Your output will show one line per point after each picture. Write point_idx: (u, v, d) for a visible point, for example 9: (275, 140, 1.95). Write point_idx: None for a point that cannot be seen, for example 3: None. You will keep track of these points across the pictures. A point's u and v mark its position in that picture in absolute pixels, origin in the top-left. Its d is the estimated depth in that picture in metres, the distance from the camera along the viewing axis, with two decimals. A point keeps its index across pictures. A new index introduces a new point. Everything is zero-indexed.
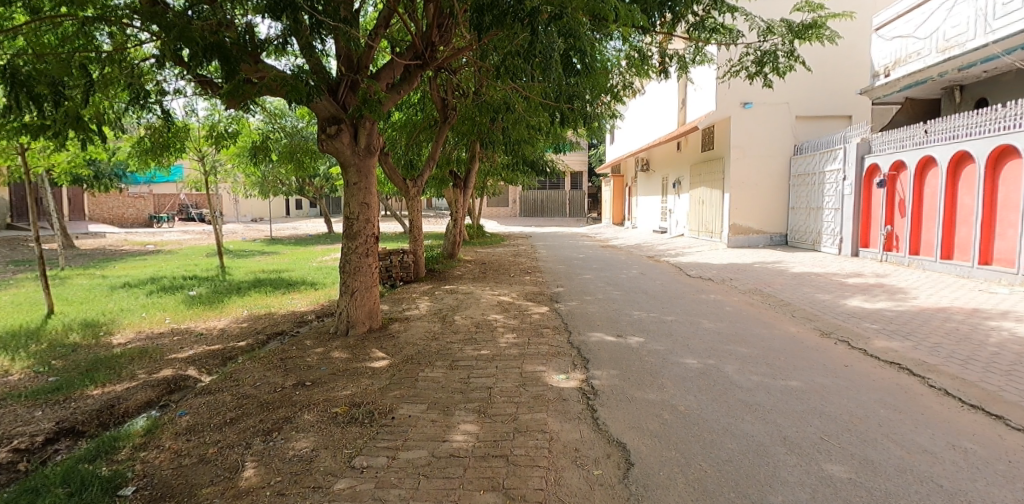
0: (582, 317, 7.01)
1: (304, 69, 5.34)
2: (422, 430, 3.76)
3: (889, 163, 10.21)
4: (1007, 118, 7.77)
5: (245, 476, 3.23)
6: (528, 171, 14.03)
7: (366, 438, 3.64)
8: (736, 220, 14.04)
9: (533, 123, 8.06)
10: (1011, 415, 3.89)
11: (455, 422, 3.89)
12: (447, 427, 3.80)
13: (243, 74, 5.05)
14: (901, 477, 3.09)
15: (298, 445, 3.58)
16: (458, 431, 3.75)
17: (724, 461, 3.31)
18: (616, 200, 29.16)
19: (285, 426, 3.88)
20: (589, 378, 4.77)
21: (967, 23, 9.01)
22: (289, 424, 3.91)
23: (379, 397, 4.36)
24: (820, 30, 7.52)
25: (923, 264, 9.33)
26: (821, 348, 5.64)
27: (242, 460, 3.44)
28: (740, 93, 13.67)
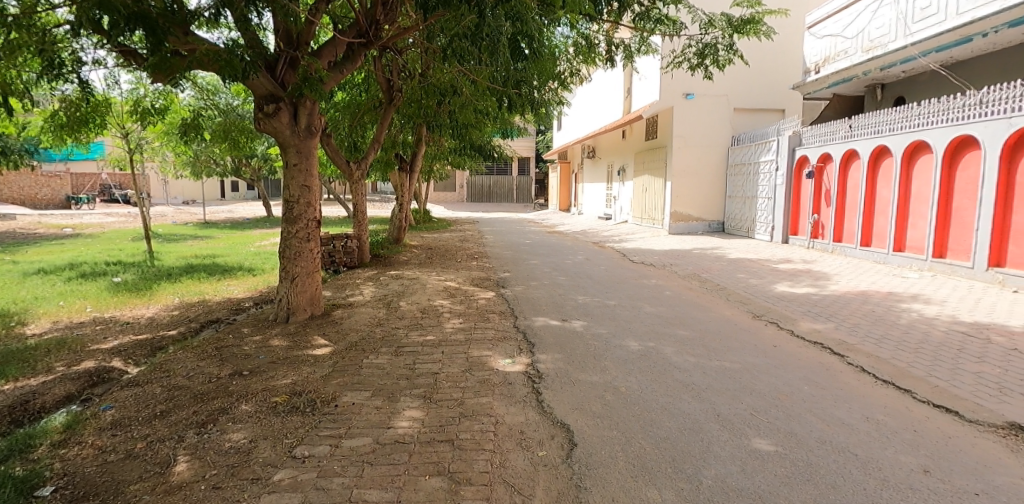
0: (527, 302, 7.06)
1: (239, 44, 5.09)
2: (366, 417, 3.71)
3: (818, 155, 10.75)
4: (921, 116, 8.31)
5: (178, 471, 3.10)
6: (475, 156, 13.90)
7: (308, 427, 3.55)
8: (676, 207, 14.48)
9: (480, 107, 8.15)
10: (917, 388, 4.22)
11: (399, 408, 3.85)
12: (392, 413, 3.77)
13: (169, 46, 4.77)
14: (821, 448, 3.31)
15: (234, 436, 3.45)
16: (402, 417, 3.72)
17: (662, 438, 3.43)
18: (564, 187, 29.42)
19: (221, 418, 3.74)
20: (534, 361, 4.82)
21: (889, 25, 9.54)
22: (226, 415, 3.77)
23: (321, 385, 4.26)
24: (758, 25, 7.76)
25: (845, 251, 9.92)
26: (753, 330, 5.93)
27: (173, 454, 3.29)
28: (682, 84, 14.01)
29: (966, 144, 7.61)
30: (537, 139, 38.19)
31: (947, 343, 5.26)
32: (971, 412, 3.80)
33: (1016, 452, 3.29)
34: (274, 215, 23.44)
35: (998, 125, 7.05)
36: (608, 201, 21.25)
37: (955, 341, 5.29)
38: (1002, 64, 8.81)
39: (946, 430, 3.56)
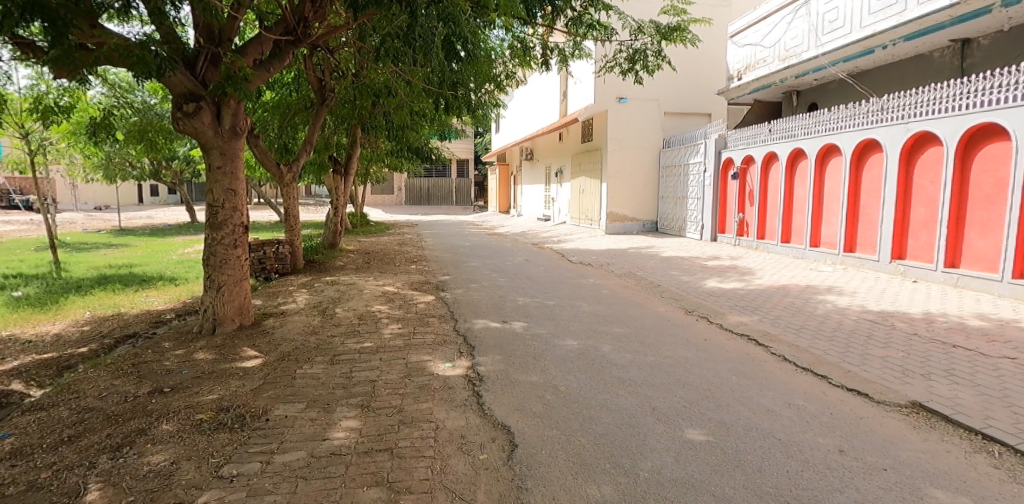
0: (467, 304, 7.04)
1: (154, 39, 4.74)
2: (300, 430, 3.56)
3: (741, 157, 11.40)
4: (831, 121, 9.02)
5: (89, 500, 2.85)
6: (412, 158, 13.68)
7: (236, 444, 3.37)
8: (612, 207, 14.92)
9: (416, 108, 8.01)
10: (832, 374, 4.58)
11: (335, 419, 3.72)
12: (328, 425, 3.64)
13: (72, 39, 4.38)
14: (749, 435, 3.49)
15: (154, 459, 3.22)
16: (338, 428, 3.60)
17: (601, 435, 3.52)
18: (502, 189, 29.48)
19: (138, 439, 3.48)
20: (475, 364, 4.82)
21: (802, 35, 10.26)
22: (143, 436, 3.51)
23: (250, 399, 4.05)
24: (684, 33, 8.08)
25: (767, 247, 10.65)
26: (684, 325, 6.20)
27: (83, 482, 3.03)
28: (615, 88, 14.45)
29: (872, 147, 8.34)
30: (475, 140, 38.01)
31: (856, 331, 5.73)
32: (879, 393, 4.15)
33: (916, 427, 3.61)
34: (198, 220, 22.06)
35: (897, 129, 7.77)
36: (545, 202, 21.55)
37: (863, 329, 5.77)
38: (899, 74, 9.76)
39: (859, 411, 3.86)
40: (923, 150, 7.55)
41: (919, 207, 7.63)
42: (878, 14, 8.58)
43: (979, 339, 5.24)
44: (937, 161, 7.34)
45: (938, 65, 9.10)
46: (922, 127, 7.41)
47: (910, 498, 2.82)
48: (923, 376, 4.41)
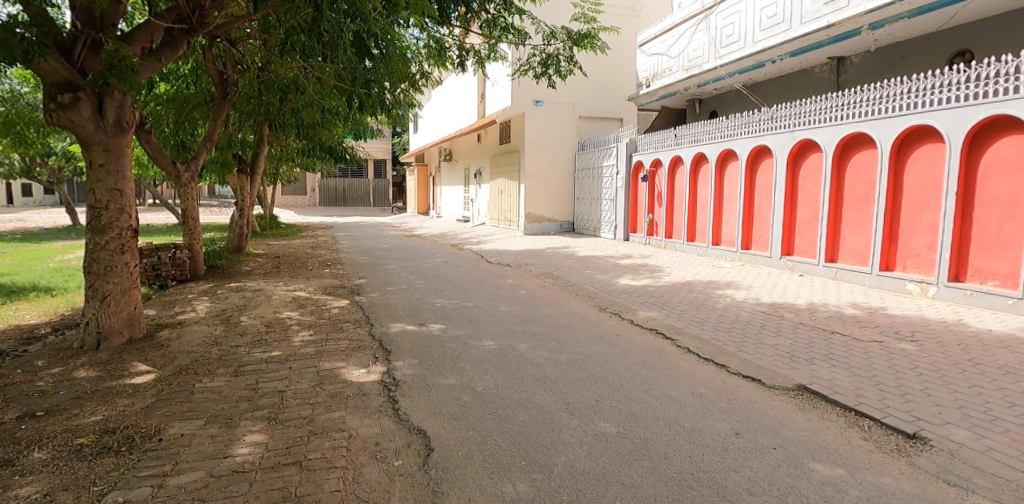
0: (384, 308, 6.85)
1: (20, 21, 4.20)
2: (198, 449, 3.24)
3: (650, 161, 11.98)
4: (729, 128, 9.70)
5: None
6: (325, 158, 13.14)
7: (123, 469, 3.02)
8: (531, 209, 15.20)
9: (327, 106, 7.65)
10: (730, 363, 4.90)
11: (238, 434, 3.41)
12: (229, 441, 3.32)
13: None
14: (656, 424, 3.60)
15: (23, 492, 2.84)
16: (242, 444, 3.29)
17: (517, 432, 3.43)
18: (421, 190, 29.01)
19: (3, 472, 3.07)
20: (390, 369, 4.55)
21: (703, 47, 10.97)
22: (9, 467, 3.10)
23: (141, 418, 3.67)
24: (594, 40, 8.35)
25: (675, 246, 11.26)
26: (598, 322, 6.41)
27: None
28: (530, 91, 14.71)
29: (764, 153, 9.06)
30: (395, 141, 37.09)
31: (751, 322, 6.20)
32: (770, 379, 4.49)
33: (801, 408, 3.94)
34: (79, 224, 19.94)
35: (785, 137, 8.50)
36: (465, 203, 21.50)
37: (758, 320, 6.25)
38: (786, 86, 10.70)
39: (752, 397, 4.14)
40: (806, 156, 8.31)
41: (804, 208, 8.37)
42: (767, 31, 9.34)
43: (852, 325, 5.87)
44: (818, 166, 8.09)
45: (819, 80, 10.06)
46: (805, 135, 8.16)
47: (794, 473, 3.04)
48: (807, 362, 4.85)
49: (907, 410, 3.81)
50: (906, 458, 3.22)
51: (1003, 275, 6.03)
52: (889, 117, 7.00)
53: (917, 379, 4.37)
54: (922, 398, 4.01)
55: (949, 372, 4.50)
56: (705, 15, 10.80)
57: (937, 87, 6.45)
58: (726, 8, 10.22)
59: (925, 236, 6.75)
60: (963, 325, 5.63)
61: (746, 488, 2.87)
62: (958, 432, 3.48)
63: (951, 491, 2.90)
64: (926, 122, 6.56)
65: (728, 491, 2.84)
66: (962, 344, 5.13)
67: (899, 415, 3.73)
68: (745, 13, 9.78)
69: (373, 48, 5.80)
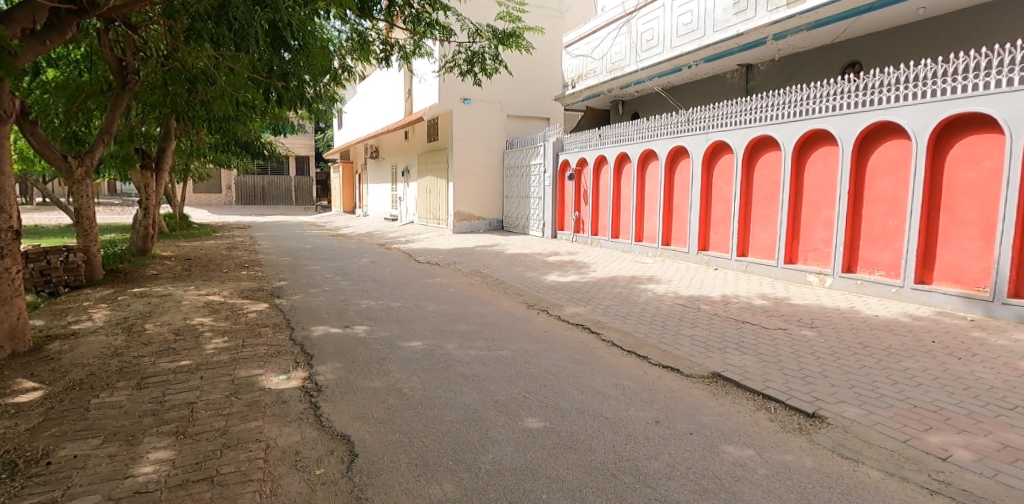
0: (306, 311, 6.59)
1: None
2: (94, 471, 2.98)
3: (576, 160, 12.22)
4: (650, 129, 10.05)
5: None
6: (240, 154, 12.47)
7: (3, 499, 2.73)
8: (460, 207, 15.12)
9: (242, 99, 7.26)
10: (651, 354, 5.09)
11: (141, 452, 3.17)
12: (131, 460, 3.09)
13: None
14: (581, 417, 3.67)
15: None
16: (145, 461, 3.07)
17: (444, 433, 3.40)
18: (347, 188, 28.16)
19: None
20: (313, 374, 4.39)
21: (625, 51, 11.31)
22: None
23: (26, 440, 3.33)
24: (519, 40, 8.40)
25: (601, 242, 11.56)
26: (526, 319, 6.48)
27: None
28: (458, 89, 14.63)
29: (681, 153, 9.48)
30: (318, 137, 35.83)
31: (670, 314, 6.47)
32: (687, 368, 4.71)
33: (715, 395, 4.15)
34: None
35: (701, 138, 8.92)
36: (392, 201, 21.08)
37: (677, 313, 6.53)
38: (701, 90, 11.23)
39: (672, 386, 4.32)
40: (720, 157, 8.76)
41: (718, 206, 8.83)
42: (684, 37, 9.76)
43: (761, 315, 6.26)
44: (730, 166, 8.56)
45: (730, 85, 10.62)
46: (718, 137, 8.59)
47: (709, 455, 3.19)
48: (722, 350, 5.11)
49: (808, 391, 4.10)
50: (807, 436, 3.46)
51: (887, 265, 6.63)
52: (792, 121, 7.48)
53: (817, 362, 4.72)
54: (820, 380, 4.33)
55: (845, 355, 4.89)
56: (626, 20, 11.14)
57: (833, 94, 6.98)
58: (646, 13, 10.58)
59: (823, 231, 7.29)
60: (856, 311, 6.13)
61: (666, 473, 2.99)
62: (851, 409, 3.79)
63: (846, 463, 3.14)
64: (823, 126, 7.08)
65: (649, 477, 2.95)
66: (856, 329, 5.58)
67: (801, 397, 4.01)
68: (664, 19, 10.17)
69: (289, 39, 5.55)
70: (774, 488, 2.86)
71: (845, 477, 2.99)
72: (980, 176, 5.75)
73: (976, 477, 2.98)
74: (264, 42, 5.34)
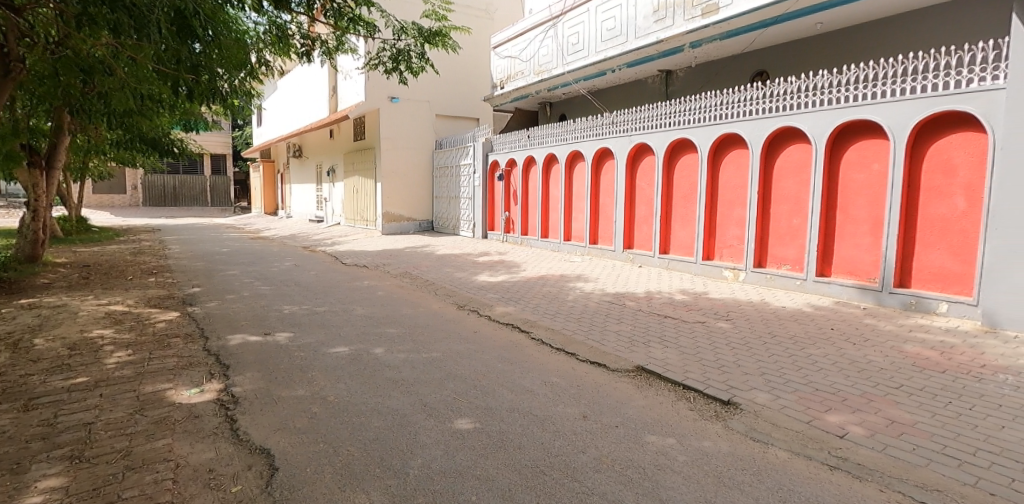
0: (222, 319, 6.25)
1: None
2: None
3: (505, 160, 12.29)
4: (576, 131, 10.26)
5: None
6: (147, 152, 11.63)
7: None
8: (388, 207, 14.84)
9: (146, 92, 6.76)
10: (579, 351, 5.20)
11: (28, 481, 2.89)
12: (16, 490, 2.80)
13: None
14: (510, 416, 3.70)
15: None
16: (33, 491, 2.80)
17: (371, 440, 3.33)
18: (267, 188, 26.93)
19: None
20: (229, 386, 4.16)
21: (551, 53, 11.48)
22: None
23: None
24: (445, 39, 8.33)
25: (531, 242, 11.69)
26: (456, 320, 6.44)
27: None
28: (384, 88, 14.34)
29: (606, 155, 9.75)
30: (235, 134, 34.07)
31: (597, 311, 6.64)
32: (613, 362, 4.85)
33: (639, 388, 4.30)
34: None
35: (624, 140, 9.20)
36: (317, 202, 20.38)
37: (603, 309, 6.71)
38: (625, 94, 11.60)
39: (598, 381, 4.43)
40: (642, 158, 9.07)
41: (641, 205, 9.15)
42: (608, 42, 10.03)
43: (682, 309, 6.54)
44: (652, 168, 8.89)
45: (652, 89, 11.03)
46: (641, 139, 8.90)
47: (634, 446, 3.30)
48: (645, 344, 5.30)
49: (724, 380, 4.33)
50: (723, 423, 3.65)
51: (793, 260, 7.11)
52: (707, 125, 7.86)
53: (732, 353, 4.99)
54: (735, 369, 4.58)
55: (756, 344, 5.20)
56: (552, 23, 11.32)
57: (744, 100, 7.41)
58: (572, 18, 10.80)
59: (736, 229, 7.72)
60: (766, 304, 6.53)
61: (593, 466, 3.06)
62: (762, 395, 4.03)
63: (757, 446, 3.34)
64: (735, 130, 7.49)
65: (576, 471, 3.01)
66: (766, 320, 5.95)
67: (717, 386, 4.22)
68: (589, 24, 10.42)
69: (198, 30, 5.21)
70: (694, 474, 2.99)
71: (756, 459, 3.18)
72: (870, 177, 6.28)
73: (869, 451, 3.24)
74: (169, 31, 5.00)
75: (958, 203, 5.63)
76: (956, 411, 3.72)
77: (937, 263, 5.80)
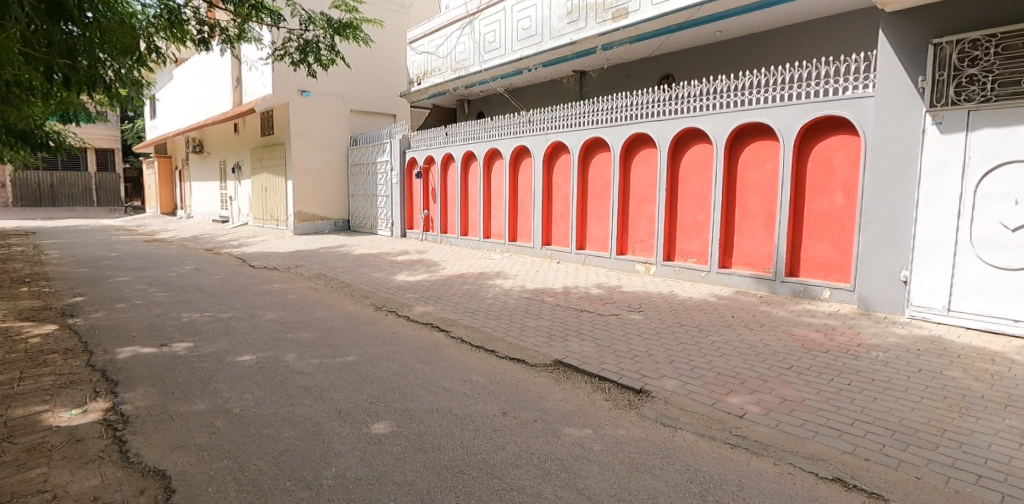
0: (110, 330, 5.73)
1: None
2: None
3: (423, 158, 12.12)
4: (494, 129, 10.28)
5: None
6: (16, 146, 10.43)
7: None
8: (301, 206, 14.23)
9: (12, 79, 6.04)
10: (498, 348, 5.22)
11: None
12: None
13: None
14: (429, 417, 3.65)
15: None
16: None
17: (282, 452, 3.17)
18: (164, 186, 24.97)
19: None
20: (117, 404, 3.83)
21: (468, 51, 11.43)
22: None
23: None
24: (356, 32, 8.06)
25: (451, 240, 11.63)
26: (373, 321, 6.28)
27: None
28: (294, 81, 13.71)
29: (524, 153, 9.85)
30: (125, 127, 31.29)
31: (516, 308, 6.69)
32: (532, 358, 4.90)
33: (557, 381, 4.38)
34: None
35: (541, 139, 9.33)
36: (221, 201, 19.16)
37: (522, 306, 6.78)
38: (541, 93, 11.78)
39: (518, 377, 4.47)
40: (558, 157, 9.25)
41: (558, 203, 9.33)
42: (523, 41, 10.12)
43: (597, 303, 6.74)
44: (567, 166, 9.08)
45: (567, 89, 11.26)
46: (557, 138, 9.06)
47: (551, 440, 3.36)
48: (563, 339, 5.41)
49: (636, 370, 4.50)
50: (635, 411, 3.80)
51: (698, 253, 7.51)
52: (619, 125, 8.13)
53: (644, 343, 5.19)
54: (647, 358, 4.77)
55: (666, 334, 5.44)
56: (469, 20, 11.28)
57: (652, 101, 7.73)
58: (488, 15, 10.81)
59: (647, 225, 8.06)
60: (675, 295, 6.87)
61: (512, 462, 3.09)
62: (670, 382, 4.23)
63: (667, 431, 3.50)
64: (645, 130, 7.80)
65: (495, 469, 3.02)
66: (675, 310, 6.25)
67: (630, 375, 4.39)
68: (505, 22, 10.47)
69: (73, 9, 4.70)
70: (608, 462, 3.09)
71: (666, 443, 3.33)
72: (763, 175, 6.75)
73: (765, 428, 3.49)
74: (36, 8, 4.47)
75: (837, 199, 6.17)
76: (838, 387, 4.09)
77: (821, 254, 6.34)
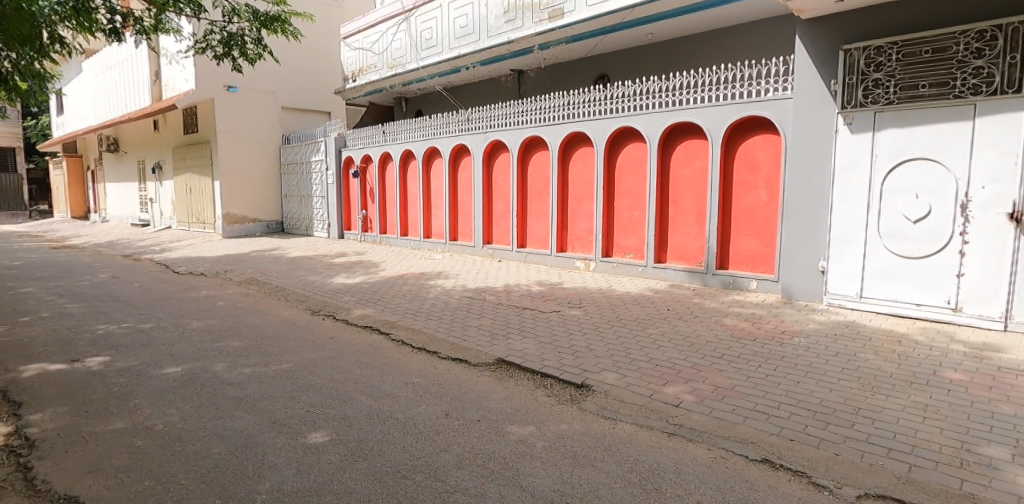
0: (13, 346, 5.26)
1: None
2: None
3: (359, 156, 11.84)
4: (431, 127, 10.16)
5: None
6: None
7: None
8: (230, 208, 13.60)
9: None
10: (440, 349, 5.17)
11: None
12: None
13: None
14: (370, 423, 3.57)
15: None
16: None
17: (210, 468, 3.02)
18: (76, 188, 23.21)
19: None
20: (22, 427, 3.52)
21: (404, 47, 11.25)
22: None
23: None
24: (284, 25, 7.76)
25: (390, 241, 11.43)
26: (309, 326, 6.07)
27: None
28: (219, 76, 13.06)
29: (463, 151, 9.80)
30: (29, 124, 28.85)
31: (458, 308, 6.65)
32: (474, 358, 4.89)
33: (499, 380, 4.38)
34: None
35: (480, 137, 9.31)
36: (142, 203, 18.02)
37: (464, 305, 6.74)
38: (479, 92, 11.76)
39: (460, 377, 4.45)
40: (498, 155, 9.26)
41: (498, 201, 9.34)
42: (460, 38, 10.06)
43: (538, 300, 6.80)
44: (507, 164, 9.11)
45: (504, 88, 11.29)
46: (495, 136, 9.07)
47: (494, 439, 3.36)
48: (505, 337, 5.42)
49: (577, 365, 4.57)
50: (576, 406, 3.86)
51: (634, 249, 7.72)
52: (556, 124, 8.22)
53: (585, 339, 5.28)
54: (587, 353, 4.86)
55: (606, 329, 5.55)
56: (405, 16, 11.11)
57: (587, 101, 7.87)
58: (424, 12, 10.68)
59: (586, 222, 8.20)
60: (613, 290, 7.03)
61: (455, 464, 3.07)
62: (610, 375, 4.32)
63: (606, 424, 3.57)
64: (581, 129, 7.93)
65: (437, 472, 2.99)
66: (613, 305, 6.39)
67: (571, 371, 4.45)
68: (441, 19, 10.37)
69: None
70: (550, 458, 3.12)
71: (605, 436, 3.40)
72: (694, 173, 7.01)
73: (700, 416, 3.62)
74: None
75: (761, 195, 6.49)
76: (765, 372, 4.30)
77: (748, 247, 6.65)
